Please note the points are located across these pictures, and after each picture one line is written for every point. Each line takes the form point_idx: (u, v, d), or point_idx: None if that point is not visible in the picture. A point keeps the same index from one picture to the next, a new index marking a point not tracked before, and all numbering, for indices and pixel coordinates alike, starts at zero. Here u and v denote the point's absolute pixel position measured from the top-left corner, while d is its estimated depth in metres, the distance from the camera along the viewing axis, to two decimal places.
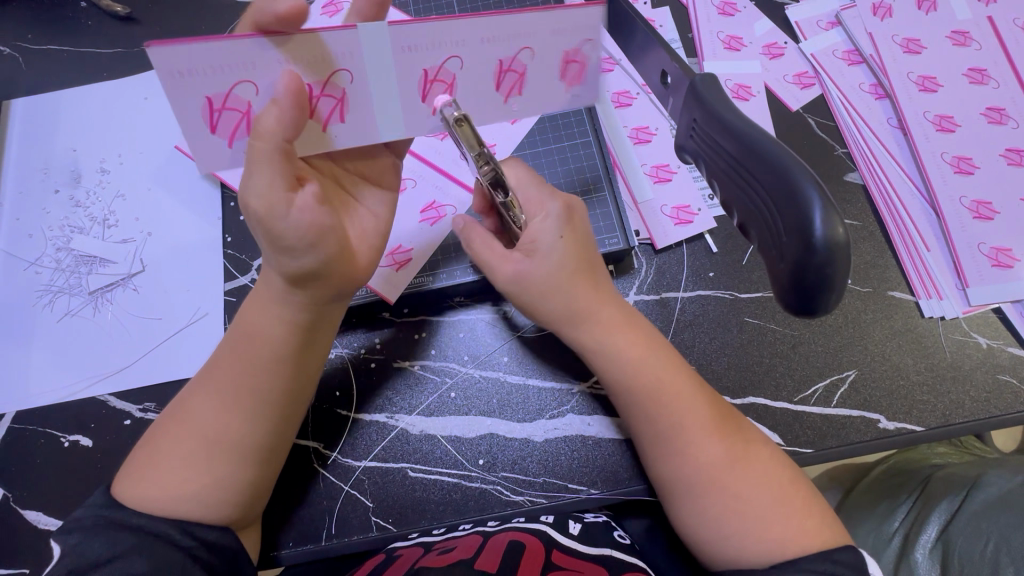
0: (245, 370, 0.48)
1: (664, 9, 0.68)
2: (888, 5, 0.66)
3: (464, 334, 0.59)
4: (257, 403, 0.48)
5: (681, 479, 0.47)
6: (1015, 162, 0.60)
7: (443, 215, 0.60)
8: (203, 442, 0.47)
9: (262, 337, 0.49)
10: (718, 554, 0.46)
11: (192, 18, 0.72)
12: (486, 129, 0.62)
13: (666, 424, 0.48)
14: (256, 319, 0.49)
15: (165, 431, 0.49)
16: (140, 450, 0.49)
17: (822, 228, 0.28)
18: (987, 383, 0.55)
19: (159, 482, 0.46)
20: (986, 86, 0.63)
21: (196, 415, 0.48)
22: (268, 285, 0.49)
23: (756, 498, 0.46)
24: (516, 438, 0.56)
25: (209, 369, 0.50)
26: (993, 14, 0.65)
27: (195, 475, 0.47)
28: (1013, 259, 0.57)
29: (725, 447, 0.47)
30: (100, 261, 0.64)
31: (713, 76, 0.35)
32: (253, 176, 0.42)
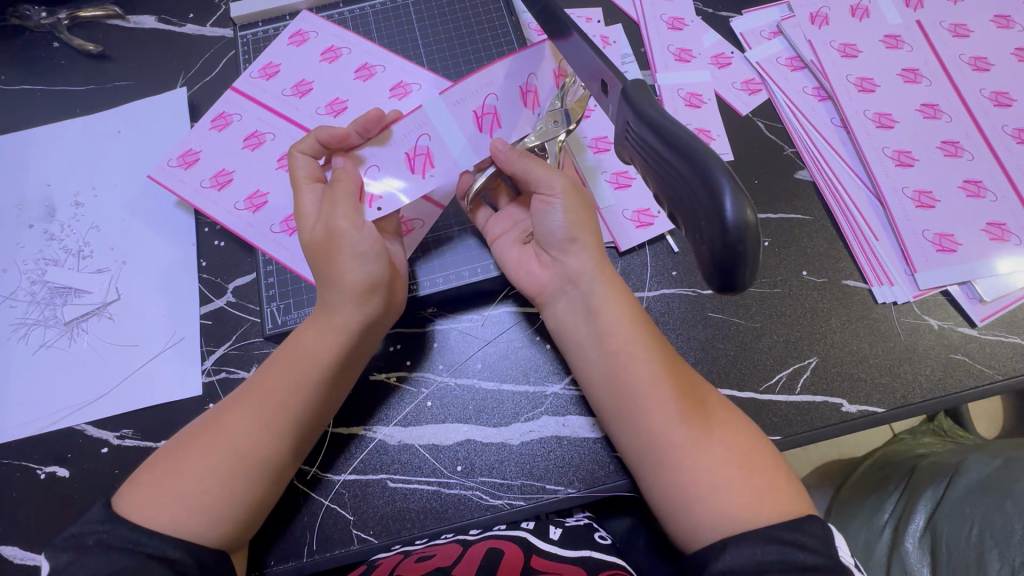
0: (291, 389, 0.51)
1: (616, 26, 0.72)
2: (824, 14, 0.71)
3: (439, 345, 0.60)
4: (287, 418, 0.50)
5: (659, 444, 0.48)
6: (951, 153, 0.64)
7: (413, 228, 0.62)
8: (223, 455, 0.48)
9: (314, 354, 0.52)
10: (688, 519, 0.46)
11: (163, 55, 0.76)
12: None
13: (648, 385, 0.49)
14: (311, 341, 0.52)
15: (192, 442, 0.49)
16: (156, 463, 0.49)
17: (733, 210, 0.29)
18: (939, 362, 0.58)
19: (174, 495, 0.47)
20: (919, 84, 0.67)
21: (225, 433, 0.49)
22: (331, 312, 0.53)
23: (722, 470, 0.46)
24: (493, 444, 0.57)
25: (243, 391, 0.52)
26: (921, 18, 0.70)
27: (208, 490, 0.47)
28: (956, 243, 0.60)
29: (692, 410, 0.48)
30: (76, 291, 0.64)
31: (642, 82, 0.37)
32: (337, 206, 0.53)
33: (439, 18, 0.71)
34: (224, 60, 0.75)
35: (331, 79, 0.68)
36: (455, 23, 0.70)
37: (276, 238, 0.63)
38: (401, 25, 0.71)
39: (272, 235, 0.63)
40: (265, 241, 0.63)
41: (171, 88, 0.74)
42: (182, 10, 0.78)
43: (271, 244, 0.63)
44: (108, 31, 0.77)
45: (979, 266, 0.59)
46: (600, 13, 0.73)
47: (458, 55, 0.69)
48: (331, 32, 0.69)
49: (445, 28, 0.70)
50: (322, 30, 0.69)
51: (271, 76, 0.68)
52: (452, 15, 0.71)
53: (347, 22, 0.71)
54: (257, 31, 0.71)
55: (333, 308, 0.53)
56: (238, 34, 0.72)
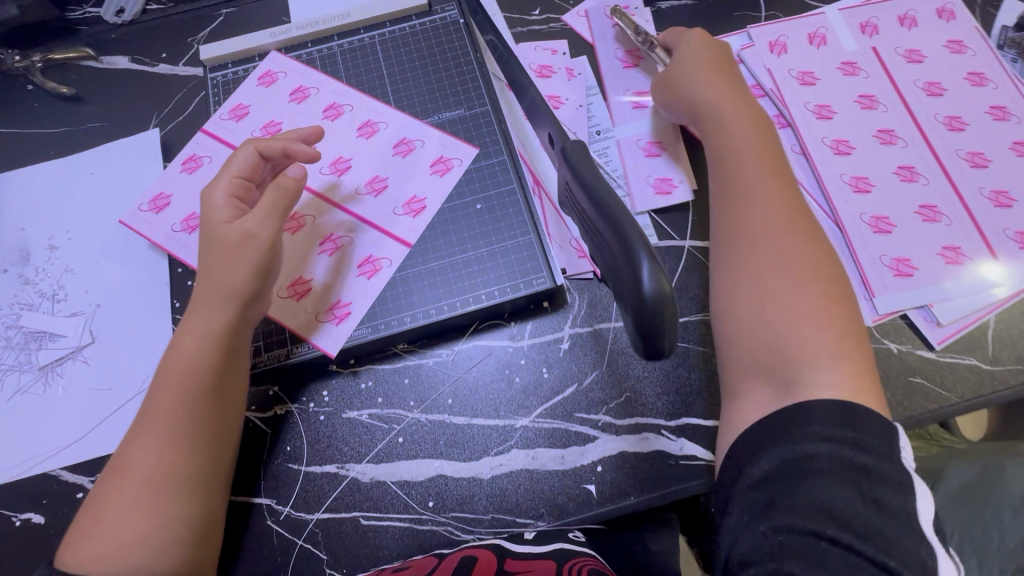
0: (179, 404, 0.51)
1: (581, 58, 0.74)
2: (782, 43, 0.73)
3: (409, 380, 0.61)
4: (186, 431, 0.50)
5: (749, 247, 0.50)
6: (907, 177, 0.65)
7: (380, 267, 0.63)
8: (139, 485, 0.49)
9: (196, 365, 0.52)
10: (745, 320, 0.49)
11: (137, 94, 0.77)
12: (416, 185, 0.66)
13: (756, 200, 0.52)
14: (185, 352, 0.52)
15: (108, 485, 0.50)
16: (81, 517, 0.50)
17: (650, 283, 0.30)
18: (898, 387, 0.59)
19: (104, 541, 0.47)
20: (876, 110, 0.69)
21: (132, 466, 0.49)
22: (205, 316, 0.53)
23: (786, 288, 0.48)
24: (464, 478, 0.58)
25: (138, 424, 0.52)
26: (877, 45, 0.72)
27: (134, 520, 0.48)
28: (913, 267, 0.62)
29: (804, 257, 0.49)
30: (51, 335, 0.65)
31: (581, 143, 0.38)
32: (259, 216, 0.55)
33: (405, 56, 0.72)
34: (196, 99, 0.76)
35: (300, 119, 0.69)
36: (422, 59, 0.72)
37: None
38: (368, 63, 0.72)
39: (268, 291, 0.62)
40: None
41: (144, 128, 0.75)
42: (155, 50, 0.79)
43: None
44: (83, 72, 0.78)
45: (934, 290, 0.61)
46: (565, 46, 0.75)
47: (424, 91, 0.71)
48: (300, 73, 0.71)
49: (411, 63, 0.72)
50: (291, 70, 0.72)
51: (241, 118, 0.70)
52: (419, 52, 0.72)
53: (315, 62, 0.73)
54: (226, 72, 0.73)
55: (214, 303, 0.53)
56: (207, 76, 0.73)
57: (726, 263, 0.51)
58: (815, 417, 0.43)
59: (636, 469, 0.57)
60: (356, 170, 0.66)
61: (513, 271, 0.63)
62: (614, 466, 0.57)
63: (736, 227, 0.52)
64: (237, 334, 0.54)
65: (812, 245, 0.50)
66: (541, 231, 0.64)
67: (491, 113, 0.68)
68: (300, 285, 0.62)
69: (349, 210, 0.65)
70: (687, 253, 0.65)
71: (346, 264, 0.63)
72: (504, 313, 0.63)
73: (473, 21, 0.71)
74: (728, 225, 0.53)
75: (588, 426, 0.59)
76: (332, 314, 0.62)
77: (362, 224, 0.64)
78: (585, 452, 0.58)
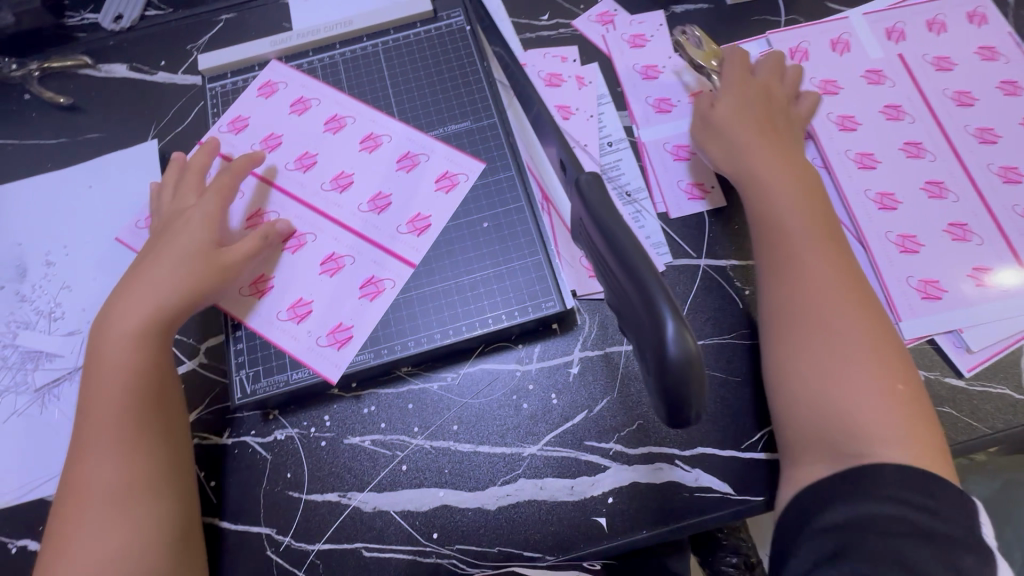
0: (114, 411, 0.51)
1: (593, 65, 0.71)
2: (803, 50, 0.70)
3: (413, 405, 0.59)
4: (124, 434, 0.51)
5: (803, 314, 0.50)
6: (935, 194, 0.62)
7: (382, 288, 0.61)
8: (97, 505, 0.49)
9: (118, 368, 0.53)
10: (807, 390, 0.48)
11: (135, 104, 0.75)
12: (421, 202, 0.63)
13: (808, 265, 0.52)
14: (110, 360, 0.53)
15: (64, 508, 0.50)
16: (45, 546, 0.50)
17: (676, 346, 0.29)
18: None
19: (73, 563, 0.48)
20: (902, 121, 0.65)
21: (83, 484, 0.50)
22: (126, 324, 0.54)
23: (844, 360, 0.48)
24: (469, 509, 0.55)
25: (76, 442, 0.52)
26: (904, 52, 0.68)
27: (96, 536, 0.49)
28: (941, 289, 0.59)
29: (861, 325, 0.49)
30: (47, 355, 0.63)
31: (597, 176, 0.36)
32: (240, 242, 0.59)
33: (409, 64, 0.70)
34: (194, 109, 0.74)
35: (302, 132, 0.67)
36: (426, 68, 0.69)
37: (264, 311, 0.61)
38: (371, 71, 0.70)
39: (274, 318, 0.61)
40: (268, 326, 0.61)
41: (142, 139, 0.73)
42: (153, 57, 0.77)
43: (265, 322, 0.61)
44: (80, 81, 0.76)
45: (964, 314, 0.58)
46: (576, 53, 0.72)
47: (429, 101, 0.68)
48: (301, 83, 0.69)
49: (415, 71, 0.70)
50: (291, 80, 0.70)
51: (240, 130, 0.68)
52: (423, 60, 0.70)
53: (316, 71, 0.71)
54: (226, 82, 0.71)
55: (150, 314, 0.55)
56: (206, 85, 0.71)
57: (784, 329, 0.51)
58: (880, 479, 0.43)
59: (649, 501, 0.55)
60: (358, 187, 0.64)
61: (521, 292, 0.60)
62: (625, 498, 0.55)
63: (788, 295, 0.52)
64: (162, 336, 0.55)
65: (863, 316, 0.50)
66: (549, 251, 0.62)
67: (498, 125, 0.66)
68: (303, 307, 0.61)
69: (350, 229, 0.63)
70: (702, 271, 0.62)
71: (343, 285, 0.61)
72: (511, 335, 0.61)
73: (479, 29, 0.69)
74: (782, 289, 0.52)
75: (598, 455, 0.56)
76: (336, 338, 0.60)
77: (365, 243, 0.62)
78: (595, 483, 0.56)
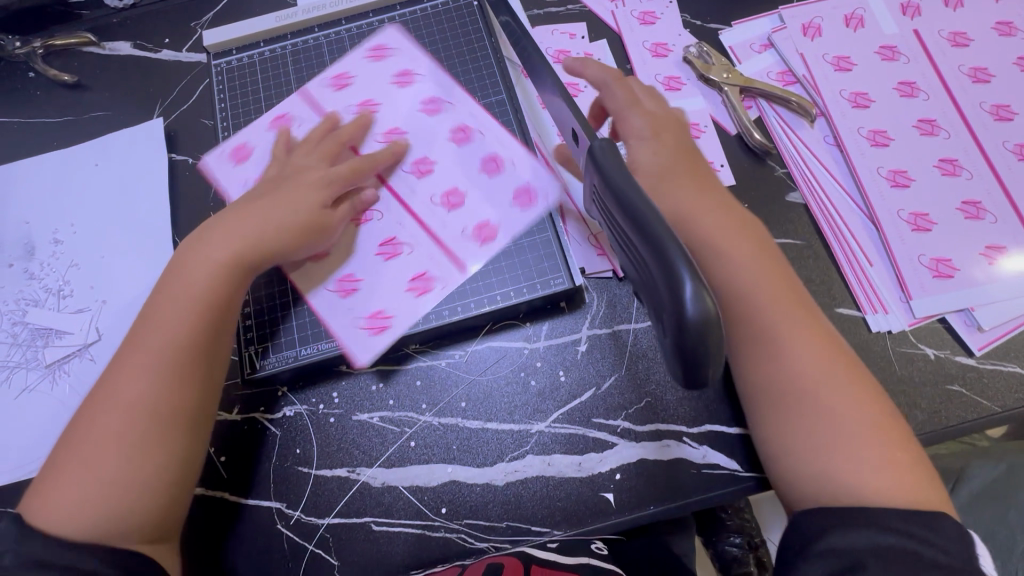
0: (168, 334, 0.50)
1: (601, 43, 0.70)
2: (816, 25, 0.68)
3: (421, 382, 0.59)
4: (176, 364, 0.50)
5: (779, 393, 0.47)
6: (949, 171, 0.61)
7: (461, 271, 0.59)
8: (103, 442, 0.47)
9: (192, 290, 0.52)
10: (798, 468, 0.46)
11: (140, 82, 0.75)
12: (481, 190, 0.61)
13: (776, 336, 0.48)
14: (191, 275, 0.53)
15: (91, 409, 0.49)
16: (61, 443, 0.49)
17: (694, 304, 0.28)
18: (932, 395, 0.56)
19: (82, 469, 0.47)
20: (916, 98, 0.64)
21: (114, 396, 0.49)
22: (223, 250, 0.54)
23: (836, 436, 0.45)
24: (477, 485, 0.56)
25: (125, 348, 0.51)
26: (919, 27, 0.67)
27: (108, 455, 0.47)
28: (954, 268, 0.58)
29: (840, 390, 0.46)
30: (57, 333, 0.64)
31: (610, 143, 0.36)
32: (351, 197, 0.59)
33: (417, 42, 0.70)
34: (199, 87, 0.73)
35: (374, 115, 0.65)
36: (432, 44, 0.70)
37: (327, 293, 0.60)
38: (377, 47, 0.70)
39: (334, 298, 0.60)
40: (329, 307, 0.59)
41: (147, 118, 0.73)
42: (157, 35, 0.76)
43: (321, 299, 0.60)
44: (84, 59, 0.76)
45: (977, 293, 0.57)
46: (584, 29, 0.71)
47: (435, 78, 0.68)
48: (370, 70, 0.67)
49: (421, 45, 0.70)
50: (360, 69, 0.68)
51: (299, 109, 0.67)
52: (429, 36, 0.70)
53: (322, 50, 0.71)
54: (232, 59, 0.71)
55: (241, 248, 0.54)
56: (212, 62, 0.72)
57: (767, 414, 0.48)
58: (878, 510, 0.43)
59: (656, 478, 0.55)
60: (438, 176, 0.62)
61: (530, 270, 0.60)
62: (633, 474, 0.55)
63: (766, 376, 0.48)
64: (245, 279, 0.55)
65: (843, 377, 0.47)
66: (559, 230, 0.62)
67: (507, 101, 0.66)
68: (349, 282, 0.60)
69: (424, 224, 0.61)
70: None
71: (444, 253, 0.60)
72: (519, 313, 0.60)
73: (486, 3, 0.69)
74: (754, 366, 0.49)
75: (606, 432, 0.57)
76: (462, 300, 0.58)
77: (425, 233, 0.60)
78: (603, 459, 0.56)
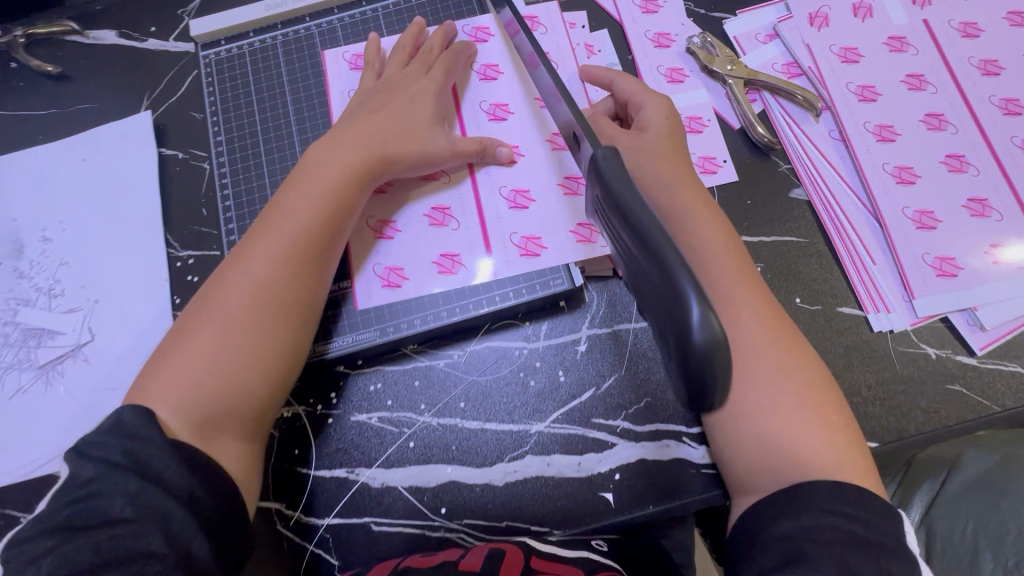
0: (288, 228, 0.53)
1: (602, 33, 0.68)
2: (824, 15, 0.67)
3: (420, 383, 0.59)
4: (296, 258, 0.53)
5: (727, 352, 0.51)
6: (955, 167, 0.60)
7: (534, 250, 0.59)
8: (218, 339, 0.49)
9: (306, 189, 0.55)
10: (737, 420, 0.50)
11: (127, 72, 0.72)
12: (531, 180, 0.62)
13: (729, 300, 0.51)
14: (305, 177, 0.56)
15: (211, 292, 0.52)
16: (181, 322, 0.52)
17: (701, 325, 0.28)
18: (932, 395, 0.55)
19: (200, 347, 0.49)
20: (924, 91, 0.63)
21: (236, 282, 0.51)
22: (337, 159, 0.57)
23: (768, 395, 0.49)
24: (477, 485, 0.56)
25: (246, 240, 0.54)
26: (929, 17, 0.66)
27: (230, 335, 0.49)
28: (957, 267, 0.57)
29: (777, 355, 0.50)
30: (49, 333, 0.63)
31: (614, 156, 0.35)
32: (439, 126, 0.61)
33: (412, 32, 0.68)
34: (188, 79, 0.71)
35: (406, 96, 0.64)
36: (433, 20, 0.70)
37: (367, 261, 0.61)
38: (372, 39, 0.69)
39: (390, 254, 0.61)
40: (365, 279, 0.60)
41: (135, 110, 0.71)
42: (143, 23, 0.74)
43: (363, 272, 0.60)
44: (68, 48, 0.73)
45: (980, 292, 0.57)
46: (585, 18, 0.69)
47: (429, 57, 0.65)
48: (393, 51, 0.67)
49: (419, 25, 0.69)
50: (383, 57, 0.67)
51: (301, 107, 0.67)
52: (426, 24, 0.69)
53: (315, 42, 0.69)
54: (220, 50, 0.69)
55: (354, 160, 0.57)
56: (200, 53, 0.70)
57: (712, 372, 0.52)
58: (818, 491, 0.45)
59: (655, 478, 0.55)
60: (510, 171, 0.63)
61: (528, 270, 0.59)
62: (632, 474, 0.55)
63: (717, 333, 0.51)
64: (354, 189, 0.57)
65: (787, 347, 0.51)
66: (552, 229, 0.60)
67: (502, 96, 0.66)
68: (396, 275, 0.60)
69: (479, 211, 0.61)
70: None
71: (546, 185, 0.62)
72: (517, 313, 0.60)
73: None
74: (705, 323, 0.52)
75: (605, 432, 0.56)
76: (571, 230, 0.60)
77: (477, 224, 0.61)
78: (602, 459, 0.56)
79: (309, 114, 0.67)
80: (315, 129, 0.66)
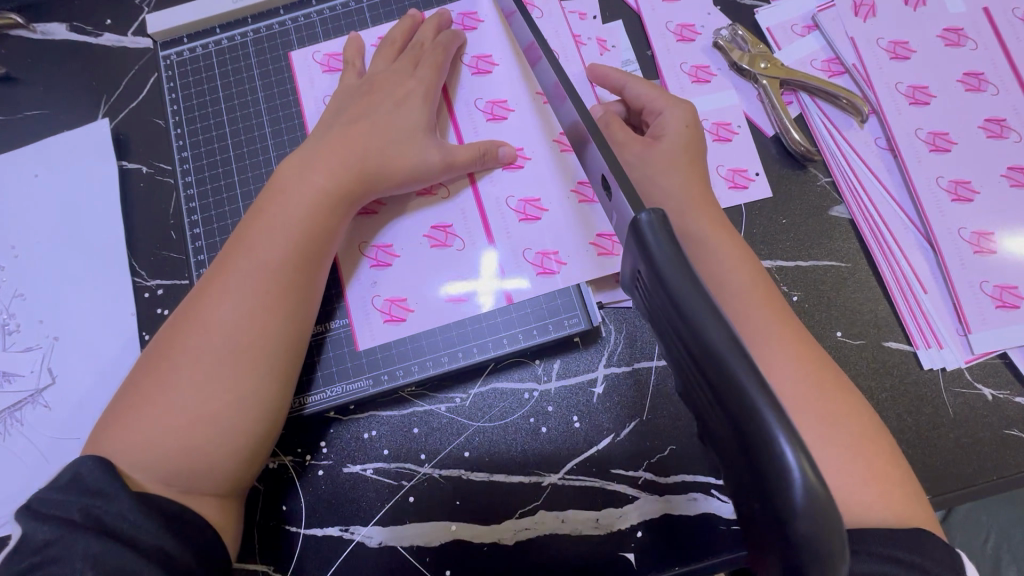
0: (265, 255, 0.47)
1: (616, 25, 0.60)
2: (870, 3, 0.59)
3: (419, 430, 0.53)
4: (274, 289, 0.46)
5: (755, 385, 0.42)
6: (1018, 182, 0.54)
7: (551, 268, 0.53)
8: (188, 386, 0.43)
9: (285, 208, 0.49)
10: None
11: (80, 73, 0.64)
12: (542, 188, 0.55)
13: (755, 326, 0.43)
14: (282, 194, 0.49)
15: (178, 331, 0.45)
16: (144, 365, 0.45)
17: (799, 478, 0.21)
18: (989, 441, 0.50)
19: (166, 395, 0.42)
20: (984, 93, 0.56)
21: (207, 319, 0.45)
22: (317, 175, 0.50)
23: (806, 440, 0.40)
24: (484, 544, 0.51)
25: (218, 270, 0.47)
26: (989, 6, 0.58)
27: (201, 379, 0.43)
28: (1019, 297, 0.51)
29: (817, 394, 0.41)
30: (5, 376, 0.57)
31: (662, 225, 0.28)
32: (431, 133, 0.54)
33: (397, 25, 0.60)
34: (150, 81, 0.63)
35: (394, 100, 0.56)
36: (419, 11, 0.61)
37: (360, 286, 0.54)
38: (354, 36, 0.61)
39: (387, 282, 0.54)
40: (359, 306, 0.54)
41: (91, 117, 0.63)
42: (97, 15, 0.65)
43: (358, 305, 0.54)
44: (12, 45, 0.65)
45: None
46: (598, 8, 0.61)
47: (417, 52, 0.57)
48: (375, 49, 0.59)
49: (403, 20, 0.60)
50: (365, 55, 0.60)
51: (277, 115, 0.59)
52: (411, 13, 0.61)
53: (291, 40, 0.61)
54: (181, 51, 0.62)
55: (338, 174, 0.50)
56: (159, 53, 0.62)
57: None
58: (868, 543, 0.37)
59: (680, 536, 0.50)
60: (517, 177, 0.55)
61: (538, 304, 0.53)
62: (655, 531, 0.50)
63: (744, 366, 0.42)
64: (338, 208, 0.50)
65: (829, 384, 0.42)
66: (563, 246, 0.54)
67: (500, 96, 0.57)
68: (399, 308, 0.54)
69: (484, 224, 0.55)
70: None
71: (558, 192, 0.55)
72: (527, 351, 0.54)
73: None
74: None
75: (626, 484, 0.51)
76: (591, 242, 0.54)
77: (482, 239, 0.54)
78: (623, 515, 0.50)
79: (286, 123, 0.59)
80: (293, 139, 0.59)
